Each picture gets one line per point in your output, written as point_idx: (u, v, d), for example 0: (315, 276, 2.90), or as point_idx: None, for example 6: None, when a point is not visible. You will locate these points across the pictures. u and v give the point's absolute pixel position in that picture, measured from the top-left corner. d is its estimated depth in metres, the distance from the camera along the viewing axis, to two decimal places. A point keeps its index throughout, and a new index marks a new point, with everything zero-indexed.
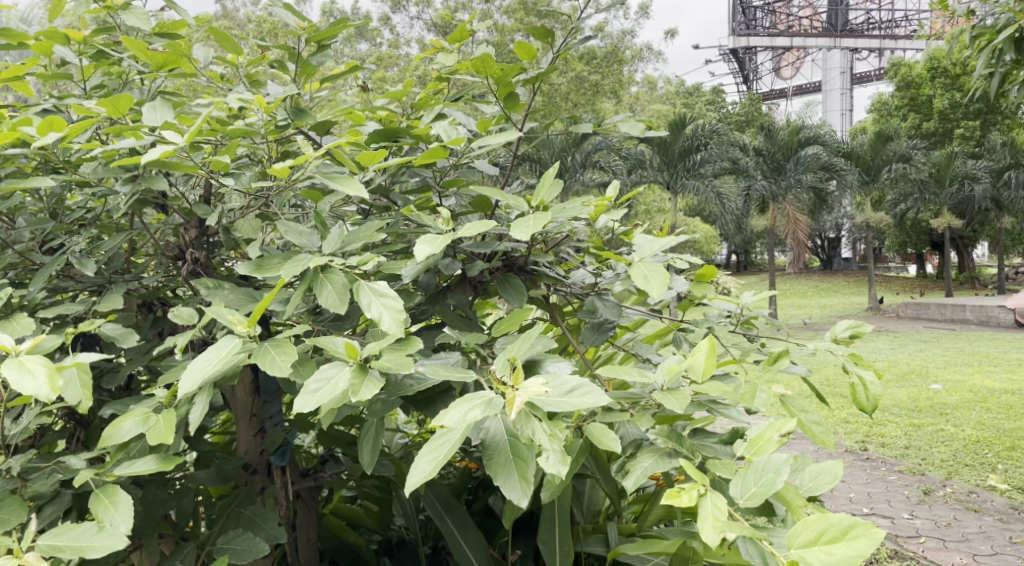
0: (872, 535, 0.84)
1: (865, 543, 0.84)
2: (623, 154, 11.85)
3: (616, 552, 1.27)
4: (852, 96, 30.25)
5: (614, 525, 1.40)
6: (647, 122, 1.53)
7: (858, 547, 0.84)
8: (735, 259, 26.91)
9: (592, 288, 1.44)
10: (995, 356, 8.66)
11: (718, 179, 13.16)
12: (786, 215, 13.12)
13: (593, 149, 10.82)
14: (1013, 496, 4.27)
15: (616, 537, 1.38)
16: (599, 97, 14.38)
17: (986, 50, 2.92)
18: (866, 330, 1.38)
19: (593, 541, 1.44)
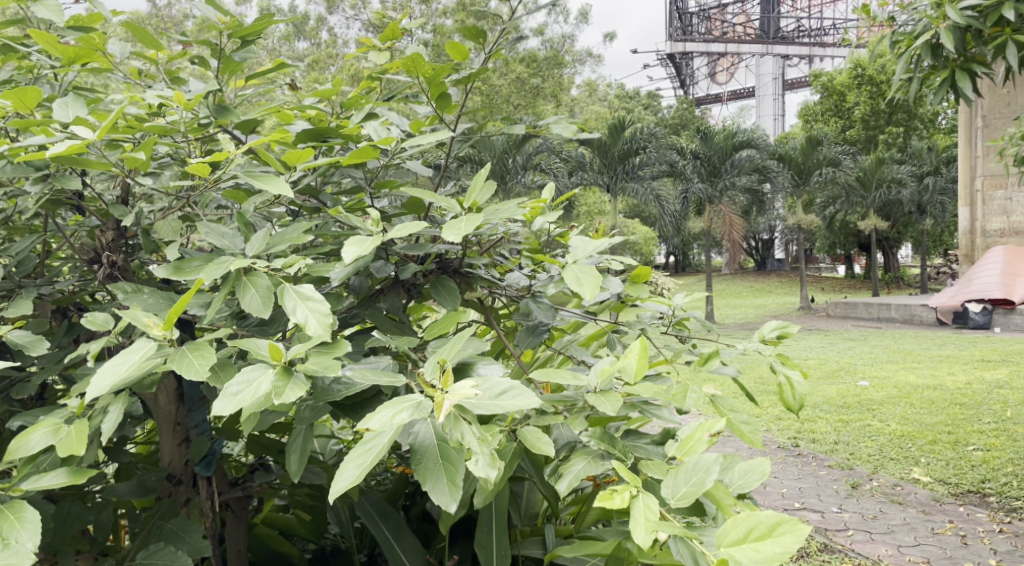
0: (798, 531, 0.85)
1: (791, 540, 0.85)
2: (563, 156, 11.98)
3: (554, 555, 1.26)
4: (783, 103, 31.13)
5: (551, 527, 1.38)
6: (580, 124, 1.52)
7: (784, 544, 0.85)
8: (674, 260, 27.38)
9: (525, 291, 1.43)
10: (919, 353, 8.98)
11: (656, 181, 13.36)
12: (721, 216, 13.37)
13: (534, 150, 10.92)
14: (935, 488, 4.41)
15: (554, 539, 1.37)
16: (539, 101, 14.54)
17: (904, 55, 3.00)
18: (793, 330, 1.38)
19: (530, 545, 1.41)
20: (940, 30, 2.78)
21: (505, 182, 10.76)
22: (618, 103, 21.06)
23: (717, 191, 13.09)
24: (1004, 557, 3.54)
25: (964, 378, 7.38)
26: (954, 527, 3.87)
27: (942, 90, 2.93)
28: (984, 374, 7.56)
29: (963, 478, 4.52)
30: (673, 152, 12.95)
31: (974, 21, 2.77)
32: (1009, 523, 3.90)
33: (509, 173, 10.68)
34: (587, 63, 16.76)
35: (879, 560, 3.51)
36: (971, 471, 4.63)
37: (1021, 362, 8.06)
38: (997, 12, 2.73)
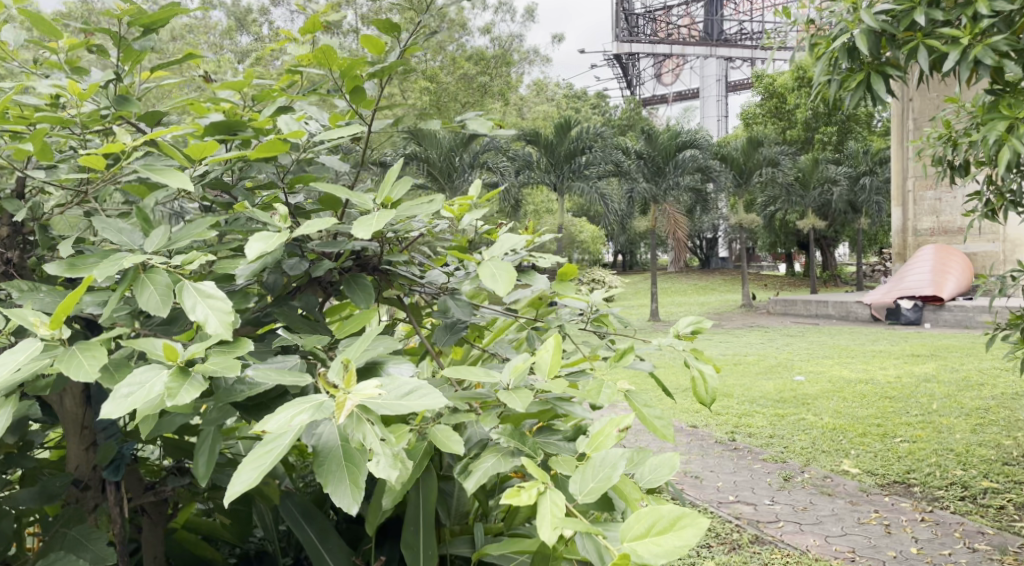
0: (697, 525, 0.86)
1: (691, 534, 0.86)
2: (509, 154, 12.06)
3: (479, 553, 1.24)
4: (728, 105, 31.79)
5: (480, 524, 1.34)
6: (497, 120, 1.50)
7: (685, 537, 0.86)
8: (621, 259, 27.73)
9: (446, 289, 1.42)
10: (853, 348, 9.25)
11: (602, 181, 13.48)
12: (667, 216, 13.30)
13: (480, 148, 10.99)
14: (863, 479, 4.54)
15: (483, 537, 1.33)
16: (487, 99, 14.69)
17: (823, 57, 3.10)
18: (706, 326, 1.41)
19: (459, 543, 1.36)
20: (856, 33, 2.89)
21: (453, 180, 10.91)
22: (565, 102, 21.31)
23: (661, 190, 13.19)
24: (925, 545, 3.66)
25: (894, 372, 7.62)
26: (879, 517, 3.99)
27: (857, 92, 2.99)
28: (913, 367, 7.82)
29: (889, 469, 4.66)
30: (619, 152, 13.20)
31: (887, 25, 2.87)
32: (931, 512, 4.03)
33: (456, 171, 10.85)
34: (533, 62, 16.90)
35: (807, 551, 3.59)
36: (897, 462, 4.78)
37: (949, 356, 8.36)
38: (910, 16, 2.84)
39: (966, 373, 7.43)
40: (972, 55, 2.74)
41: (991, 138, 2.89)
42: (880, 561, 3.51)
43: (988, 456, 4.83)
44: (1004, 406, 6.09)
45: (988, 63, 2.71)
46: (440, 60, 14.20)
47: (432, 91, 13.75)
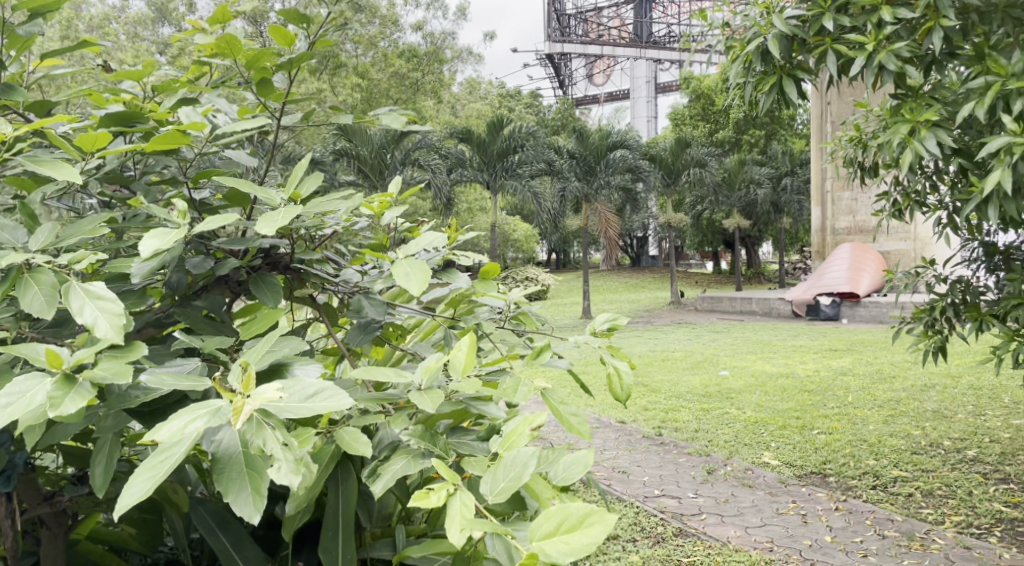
0: (604, 522, 0.92)
1: (598, 530, 0.91)
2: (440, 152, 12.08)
3: (400, 555, 1.18)
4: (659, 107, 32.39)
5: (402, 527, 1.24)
6: (412, 114, 1.47)
7: (592, 535, 0.91)
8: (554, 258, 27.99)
9: (360, 288, 1.39)
10: (776, 343, 9.50)
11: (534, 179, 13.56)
12: (600, 216, 13.33)
13: (412, 146, 11.00)
14: (782, 470, 4.65)
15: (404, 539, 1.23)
16: (420, 97, 14.72)
17: (739, 59, 3.17)
18: (622, 323, 1.43)
19: (380, 546, 1.27)
20: (766, 38, 2.98)
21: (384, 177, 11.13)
22: (498, 101, 21.43)
23: (592, 189, 13.19)
24: (839, 533, 3.76)
25: (813, 366, 7.85)
26: (796, 507, 4.08)
27: (770, 94, 3.04)
28: (831, 361, 8.07)
29: (807, 460, 4.79)
30: (551, 151, 13.19)
31: (797, 30, 2.95)
32: (845, 501, 4.15)
33: (387, 168, 10.97)
34: (466, 60, 16.93)
35: (728, 542, 3.65)
36: (814, 453, 4.91)
37: (864, 350, 8.66)
38: (819, 21, 2.95)
39: (880, 366, 7.70)
40: (876, 60, 2.83)
41: (895, 140, 2.99)
42: (796, 550, 3.59)
43: (898, 446, 5.01)
44: (914, 398, 6.33)
45: (891, 69, 2.80)
46: (372, 55, 14.21)
47: (364, 88, 13.91)
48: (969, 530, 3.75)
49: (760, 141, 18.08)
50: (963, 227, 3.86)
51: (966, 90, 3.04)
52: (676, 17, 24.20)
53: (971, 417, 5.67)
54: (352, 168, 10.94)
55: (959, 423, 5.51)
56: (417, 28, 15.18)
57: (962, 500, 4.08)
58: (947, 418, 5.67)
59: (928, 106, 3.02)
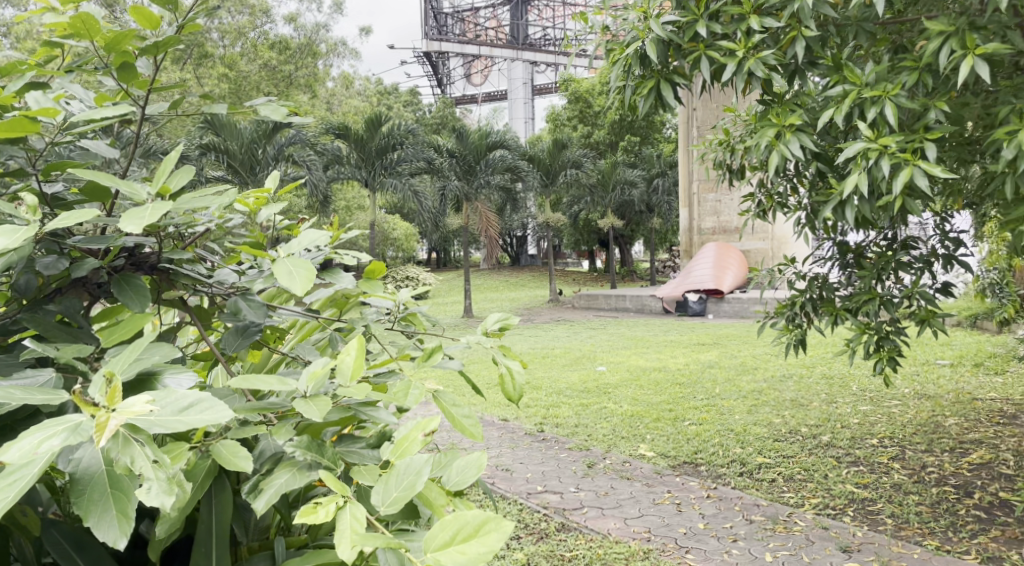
0: (501, 528, 0.88)
1: (495, 538, 0.88)
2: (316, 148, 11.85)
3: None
4: (536, 109, 32.87)
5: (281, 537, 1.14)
6: (291, 106, 1.40)
7: (489, 542, 0.88)
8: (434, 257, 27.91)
9: (237, 289, 1.30)
10: (649, 338, 9.75)
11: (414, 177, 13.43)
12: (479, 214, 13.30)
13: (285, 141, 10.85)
14: (657, 462, 4.76)
15: (285, 551, 1.14)
16: (294, 92, 14.45)
17: (618, 63, 3.21)
18: (514, 322, 1.41)
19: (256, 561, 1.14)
20: (645, 42, 3.03)
21: (256, 173, 10.72)
22: (376, 98, 21.22)
23: (472, 189, 13.23)
24: (711, 520, 3.87)
25: (683, 360, 8.10)
26: (671, 497, 4.19)
27: (648, 97, 3.09)
28: (699, 355, 8.35)
29: (680, 450, 4.93)
30: (432, 150, 13.05)
31: (673, 36, 3.01)
32: (715, 489, 4.29)
33: (259, 164, 10.63)
34: (341, 55, 16.66)
35: (609, 534, 3.71)
36: (686, 444, 5.06)
37: (729, 344, 9.01)
38: (693, 27, 3.03)
39: (744, 358, 8.03)
40: (746, 66, 2.92)
41: (763, 144, 3.10)
42: (672, 538, 3.67)
43: (761, 434, 5.22)
44: (773, 387, 6.63)
45: (759, 75, 2.90)
46: (242, 46, 14.04)
47: (232, 79, 13.46)
48: (826, 511, 3.95)
49: (635, 144, 18.57)
50: (820, 227, 4.06)
51: (824, 97, 3.19)
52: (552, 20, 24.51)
53: (825, 405, 5.98)
54: (221, 163, 10.56)
55: (815, 411, 5.80)
56: (290, 21, 14.89)
57: (819, 483, 4.30)
58: (803, 406, 5.97)
59: (792, 111, 3.15)
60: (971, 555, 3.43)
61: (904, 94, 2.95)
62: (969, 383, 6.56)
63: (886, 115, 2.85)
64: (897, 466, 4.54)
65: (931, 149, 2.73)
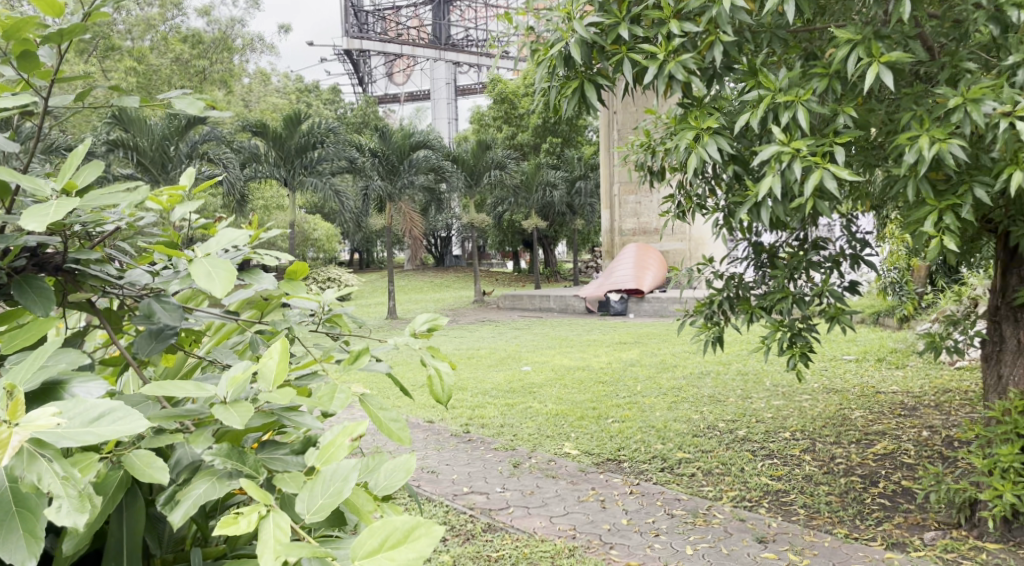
0: (431, 533, 0.87)
1: (425, 543, 0.86)
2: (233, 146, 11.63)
3: None
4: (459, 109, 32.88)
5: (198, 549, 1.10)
6: (207, 100, 1.35)
7: (419, 548, 0.86)
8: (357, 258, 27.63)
9: (151, 290, 1.25)
10: (572, 338, 9.82)
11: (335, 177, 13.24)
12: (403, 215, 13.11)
13: (200, 139, 10.85)
14: (581, 459, 4.80)
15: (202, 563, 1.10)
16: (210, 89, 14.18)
17: (543, 64, 3.22)
18: (443, 323, 1.39)
19: None
20: (568, 43, 3.04)
21: (168, 170, 10.41)
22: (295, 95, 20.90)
23: (396, 189, 12.97)
24: (634, 515, 3.92)
25: (606, 359, 8.20)
26: (595, 493, 4.22)
27: (572, 98, 3.11)
28: (621, 354, 8.45)
29: (603, 448, 4.98)
30: (354, 150, 12.90)
31: (596, 37, 3.04)
32: (638, 484, 4.34)
33: (171, 161, 10.36)
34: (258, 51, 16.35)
35: (534, 533, 3.71)
36: (609, 441, 5.11)
37: (649, 342, 9.16)
38: (615, 30, 3.07)
39: (664, 356, 8.18)
40: (667, 69, 2.97)
41: (682, 146, 3.15)
42: (596, 535, 3.71)
43: (681, 430, 5.32)
44: (692, 384, 6.77)
45: (679, 78, 2.94)
46: (152, 39, 13.63)
47: (141, 73, 13.03)
48: (743, 504, 4.04)
49: (558, 145, 18.72)
50: (738, 228, 4.14)
51: (741, 101, 3.26)
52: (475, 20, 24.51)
53: (741, 400, 6.14)
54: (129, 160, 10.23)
55: (731, 406, 5.95)
56: (204, 14, 14.86)
57: (736, 476, 4.40)
58: (721, 401, 6.11)
59: (710, 115, 3.22)
60: (877, 541, 3.57)
61: (815, 99, 3.05)
62: (874, 377, 6.84)
63: (799, 120, 2.94)
64: (808, 458, 4.68)
65: (841, 153, 2.82)
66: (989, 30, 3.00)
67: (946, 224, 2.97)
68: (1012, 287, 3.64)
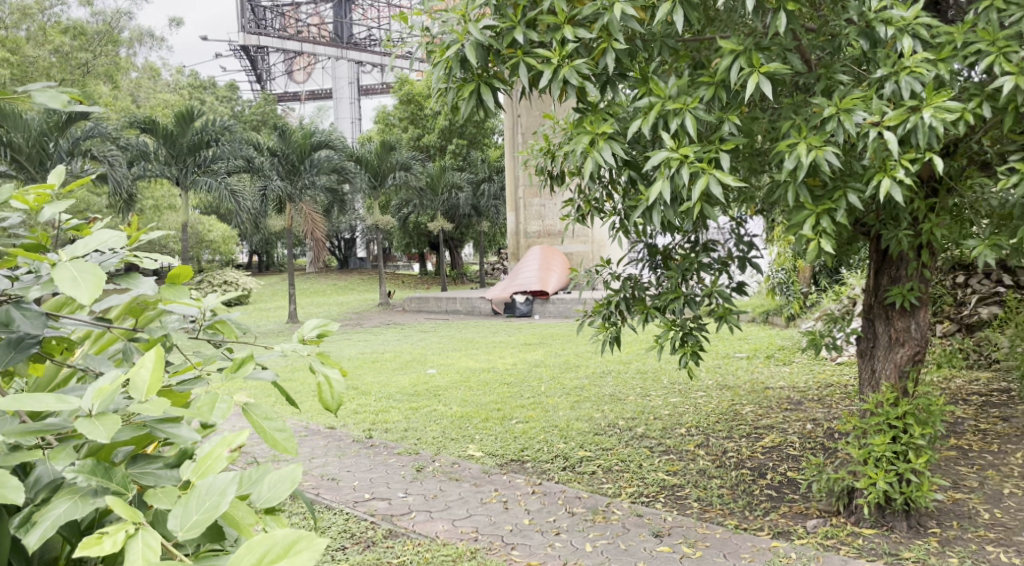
0: (312, 547, 0.88)
1: (305, 557, 0.88)
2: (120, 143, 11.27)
3: None
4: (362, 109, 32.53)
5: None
6: (73, 95, 1.31)
7: (299, 561, 0.87)
8: (257, 260, 27.01)
9: (13, 298, 1.22)
10: (477, 340, 9.86)
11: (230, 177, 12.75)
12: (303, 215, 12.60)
13: (83, 135, 10.49)
14: (486, 462, 4.83)
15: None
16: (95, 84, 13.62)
17: (439, 65, 3.23)
18: (333, 329, 1.40)
19: None
20: (464, 45, 3.07)
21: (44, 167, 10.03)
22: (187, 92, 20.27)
23: (296, 189, 12.56)
24: (535, 515, 3.98)
25: (511, 360, 8.27)
26: (498, 495, 4.26)
27: (470, 101, 3.15)
28: (526, 355, 8.53)
29: (507, 449, 5.03)
30: (251, 149, 12.58)
31: (491, 41, 3.08)
32: (540, 484, 4.41)
33: (49, 158, 10.02)
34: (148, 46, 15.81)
35: (436, 537, 3.73)
36: (513, 442, 5.16)
37: (553, 342, 9.29)
38: (510, 34, 3.11)
39: (567, 356, 8.30)
40: (561, 75, 3.02)
41: (577, 151, 3.22)
42: (498, 536, 3.74)
43: (582, 429, 5.42)
44: (594, 383, 6.90)
45: (573, 83, 3.01)
46: (30, 30, 12.99)
47: (18, 65, 12.39)
48: (640, 499, 4.15)
49: (462, 147, 18.76)
50: (633, 231, 4.25)
51: (634, 107, 3.36)
52: (376, 19, 24.22)
53: (640, 398, 6.29)
54: (3, 157, 9.79)
55: (631, 404, 6.09)
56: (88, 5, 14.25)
57: (635, 473, 4.52)
58: (621, 400, 6.25)
59: (605, 120, 3.30)
60: (764, 531, 3.73)
61: (703, 107, 3.17)
62: (764, 373, 7.12)
63: (687, 127, 3.06)
64: (702, 453, 4.84)
65: (725, 160, 2.95)
66: (860, 44, 3.19)
67: (822, 227, 3.13)
68: (884, 287, 3.86)
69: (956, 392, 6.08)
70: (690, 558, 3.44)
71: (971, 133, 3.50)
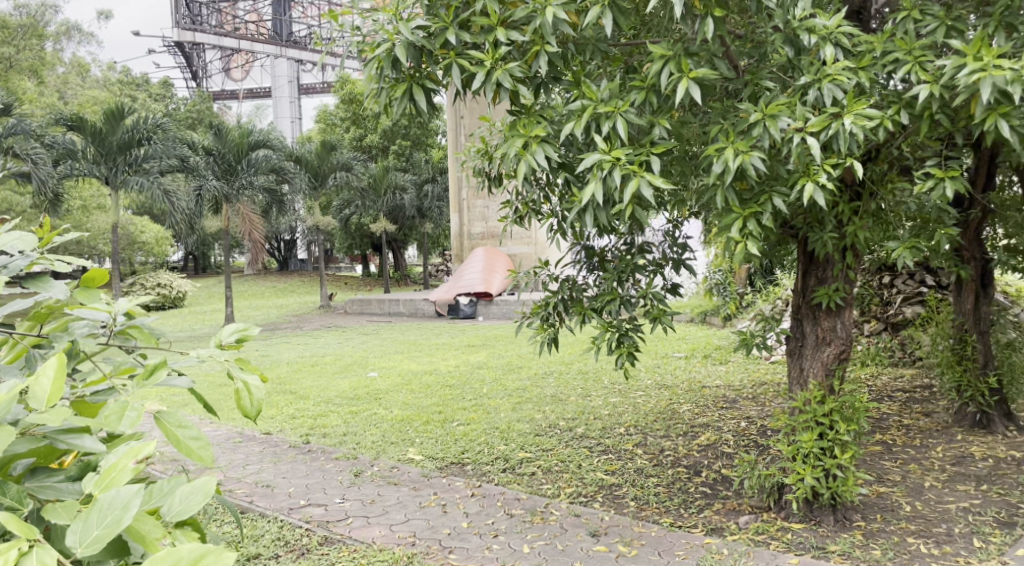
0: (217, 559, 0.90)
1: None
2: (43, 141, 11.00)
3: None
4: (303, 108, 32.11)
5: None
6: None
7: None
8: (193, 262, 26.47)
9: None
10: (420, 342, 9.81)
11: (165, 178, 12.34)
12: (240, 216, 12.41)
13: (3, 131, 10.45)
14: (425, 465, 4.82)
15: None
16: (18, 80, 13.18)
17: (370, 63, 3.21)
18: (252, 334, 1.39)
19: None
20: (395, 45, 3.07)
21: None
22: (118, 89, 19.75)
23: (234, 189, 12.54)
24: (473, 518, 3.98)
25: (453, 362, 8.26)
26: (437, 498, 4.26)
27: (403, 101, 3.15)
28: (468, 357, 8.52)
29: (447, 452, 5.03)
30: (186, 148, 12.31)
31: (424, 41, 3.08)
32: (479, 487, 4.42)
33: None
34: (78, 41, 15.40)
35: (373, 543, 3.71)
36: (453, 445, 5.16)
37: (495, 344, 9.31)
38: (442, 35, 3.11)
39: (509, 357, 8.33)
40: (494, 77, 3.04)
41: (511, 153, 3.24)
42: (435, 540, 3.74)
43: (523, 430, 5.45)
44: (536, 384, 6.94)
45: (506, 86, 3.03)
46: None
47: None
48: (579, 499, 4.19)
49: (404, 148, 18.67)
50: (570, 234, 4.29)
51: (567, 110, 3.40)
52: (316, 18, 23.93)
53: (581, 399, 6.35)
54: None
55: (572, 405, 6.14)
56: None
57: (574, 473, 4.56)
58: (562, 401, 6.30)
59: (538, 123, 3.33)
60: (697, 528, 3.80)
61: (634, 111, 3.22)
62: (702, 372, 7.25)
63: (618, 131, 3.10)
64: (640, 452, 4.91)
65: (655, 163, 3.00)
66: (784, 52, 3.28)
67: (748, 230, 3.20)
68: (811, 288, 3.97)
69: (882, 388, 6.28)
70: (626, 557, 3.49)
71: (892, 139, 3.62)
